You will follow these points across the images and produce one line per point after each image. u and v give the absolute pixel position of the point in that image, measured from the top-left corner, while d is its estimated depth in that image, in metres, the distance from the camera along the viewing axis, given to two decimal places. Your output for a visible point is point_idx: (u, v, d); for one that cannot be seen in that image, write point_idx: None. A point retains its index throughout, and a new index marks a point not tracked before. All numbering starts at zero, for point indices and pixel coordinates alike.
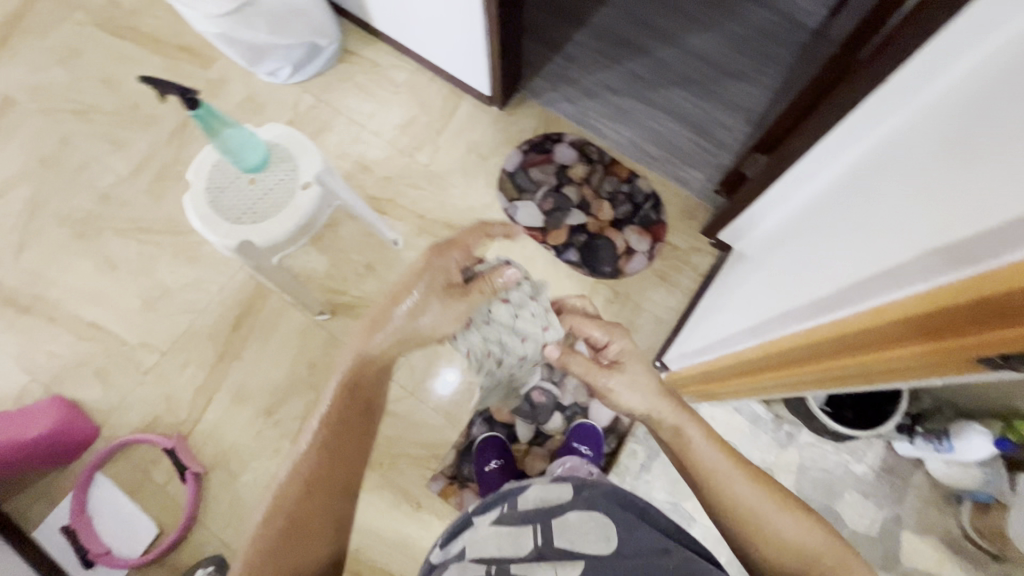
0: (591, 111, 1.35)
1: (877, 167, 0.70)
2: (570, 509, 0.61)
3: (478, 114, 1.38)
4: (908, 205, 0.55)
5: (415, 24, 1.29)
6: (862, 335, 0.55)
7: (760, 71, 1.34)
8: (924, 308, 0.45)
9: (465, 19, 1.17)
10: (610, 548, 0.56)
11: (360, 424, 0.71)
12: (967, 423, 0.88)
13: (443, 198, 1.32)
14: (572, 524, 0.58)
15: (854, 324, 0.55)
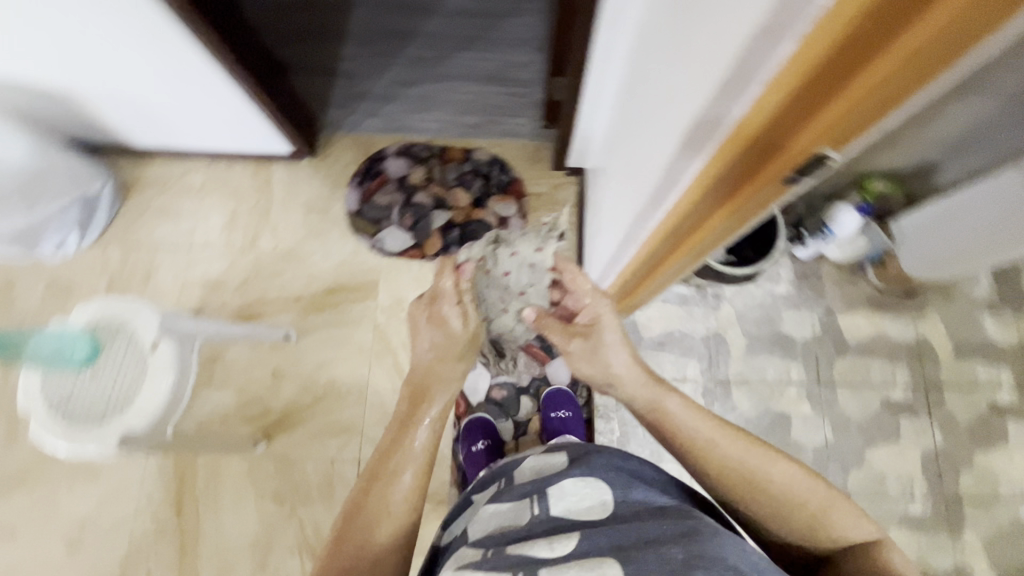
0: (398, 114, 1.33)
1: (642, 52, 0.71)
2: (565, 475, 0.60)
3: (294, 173, 1.30)
4: (670, 81, 0.55)
5: (174, 120, 1.17)
6: (697, 210, 0.55)
7: (520, 3, 1.38)
8: (721, 163, 0.46)
9: (213, 90, 1.06)
10: (606, 511, 0.55)
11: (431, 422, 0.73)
12: (836, 206, 1.08)
13: (309, 268, 1.24)
14: (568, 486, 0.58)
15: (683, 204, 0.57)
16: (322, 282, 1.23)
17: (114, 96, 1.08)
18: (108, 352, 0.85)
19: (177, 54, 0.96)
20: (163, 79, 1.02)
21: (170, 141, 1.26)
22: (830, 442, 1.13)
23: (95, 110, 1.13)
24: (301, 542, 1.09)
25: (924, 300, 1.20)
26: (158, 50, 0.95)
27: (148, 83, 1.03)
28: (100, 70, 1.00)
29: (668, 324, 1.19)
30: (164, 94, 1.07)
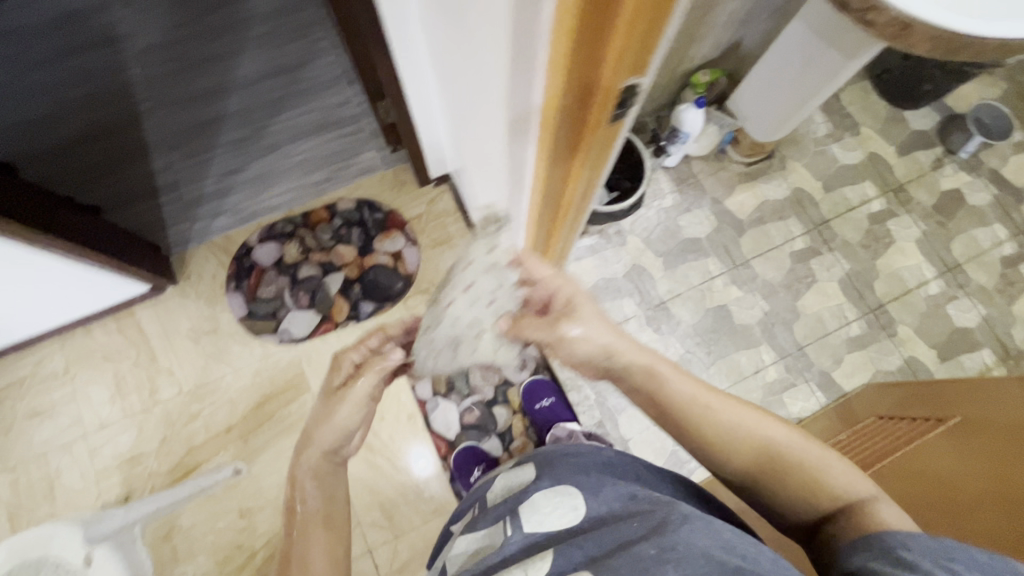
0: (243, 201, 1.24)
1: (439, 53, 0.71)
2: (535, 488, 0.62)
3: (163, 308, 1.18)
4: (469, 69, 0.55)
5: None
6: (550, 179, 0.56)
7: (316, 45, 1.32)
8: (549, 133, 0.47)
9: (20, 264, 0.92)
10: (579, 516, 0.56)
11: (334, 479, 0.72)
12: (678, 109, 1.15)
13: (226, 394, 1.14)
14: (537, 497, 0.60)
15: (539, 178, 0.58)
16: (246, 401, 1.13)
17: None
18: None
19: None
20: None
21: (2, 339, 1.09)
22: (768, 310, 1.22)
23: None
24: None
25: (782, 158, 1.31)
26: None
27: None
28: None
29: (590, 277, 1.22)
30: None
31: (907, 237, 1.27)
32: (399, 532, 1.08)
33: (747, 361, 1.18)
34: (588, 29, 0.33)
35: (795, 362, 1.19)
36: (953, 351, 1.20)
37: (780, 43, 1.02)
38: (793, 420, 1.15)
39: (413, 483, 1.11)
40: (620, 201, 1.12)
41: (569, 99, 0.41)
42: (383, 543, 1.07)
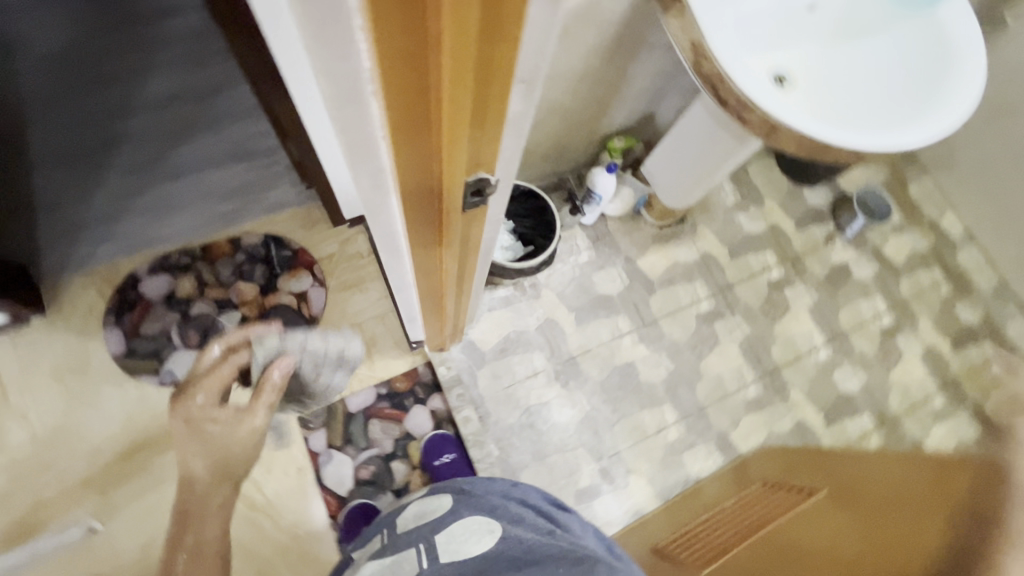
0: (134, 229, 1.15)
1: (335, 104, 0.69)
2: (453, 519, 0.67)
3: (24, 343, 1.06)
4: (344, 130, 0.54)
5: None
6: (421, 248, 0.56)
7: (231, 70, 1.26)
8: (409, 210, 0.47)
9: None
10: (494, 538, 0.62)
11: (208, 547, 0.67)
12: (592, 172, 1.21)
13: (89, 442, 1.02)
14: (455, 527, 0.65)
15: (412, 245, 0.57)
16: (111, 450, 1.02)
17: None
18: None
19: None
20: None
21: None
22: (672, 370, 1.25)
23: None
24: None
25: (692, 223, 1.38)
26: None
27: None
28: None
29: (502, 329, 1.21)
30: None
31: (801, 305, 1.36)
32: None
33: (651, 420, 1.21)
34: (414, 134, 0.34)
35: (696, 422, 1.22)
36: (837, 415, 1.28)
37: (678, 129, 1.11)
38: (691, 480, 1.18)
39: (297, 544, 1.03)
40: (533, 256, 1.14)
41: (415, 185, 0.41)
42: None
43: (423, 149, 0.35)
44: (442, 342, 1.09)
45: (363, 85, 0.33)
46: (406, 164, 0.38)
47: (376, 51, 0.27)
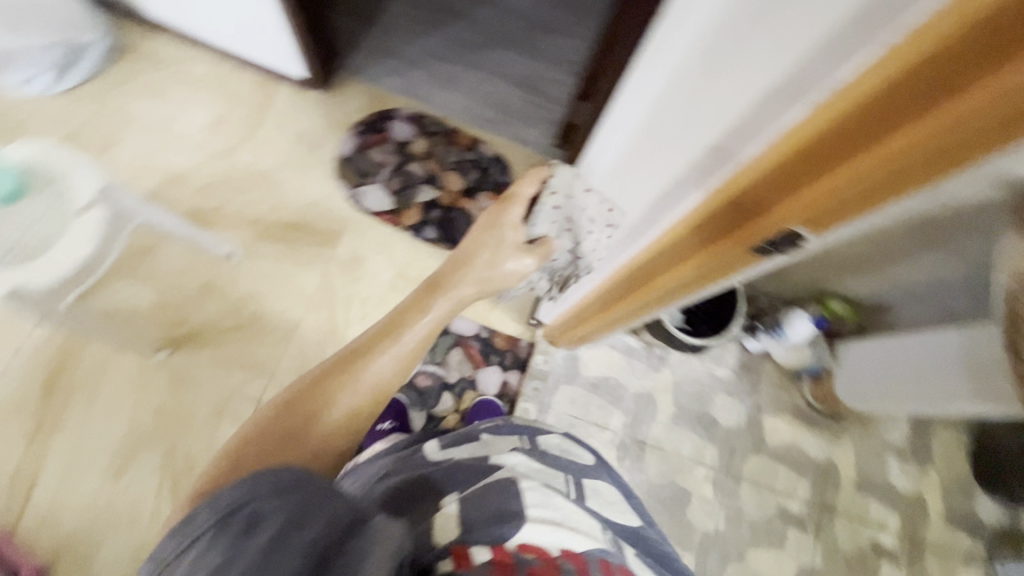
0: (420, 81, 1.32)
1: None
2: (604, 480, 0.63)
3: (297, 100, 1.26)
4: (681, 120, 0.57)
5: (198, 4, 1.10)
6: (667, 250, 0.58)
7: (570, 26, 1.42)
8: (702, 216, 0.50)
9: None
10: (644, 525, 0.59)
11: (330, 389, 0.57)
12: (794, 312, 1.12)
13: (278, 196, 1.19)
14: (598, 488, 0.60)
15: (657, 243, 0.60)
16: (285, 213, 1.18)
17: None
18: (39, 196, 0.77)
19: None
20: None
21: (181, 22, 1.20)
22: (720, 530, 1.14)
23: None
24: (165, 465, 1.01)
25: (843, 428, 1.24)
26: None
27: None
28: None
29: (607, 370, 1.19)
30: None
31: None
32: None
33: None
34: (806, 162, 0.36)
35: None
36: None
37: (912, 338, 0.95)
38: None
39: None
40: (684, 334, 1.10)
41: (745, 199, 0.43)
42: None
43: (797, 177, 0.37)
44: (557, 338, 1.11)
45: (800, 95, 0.35)
46: (760, 180, 0.40)
47: (872, 79, 0.29)
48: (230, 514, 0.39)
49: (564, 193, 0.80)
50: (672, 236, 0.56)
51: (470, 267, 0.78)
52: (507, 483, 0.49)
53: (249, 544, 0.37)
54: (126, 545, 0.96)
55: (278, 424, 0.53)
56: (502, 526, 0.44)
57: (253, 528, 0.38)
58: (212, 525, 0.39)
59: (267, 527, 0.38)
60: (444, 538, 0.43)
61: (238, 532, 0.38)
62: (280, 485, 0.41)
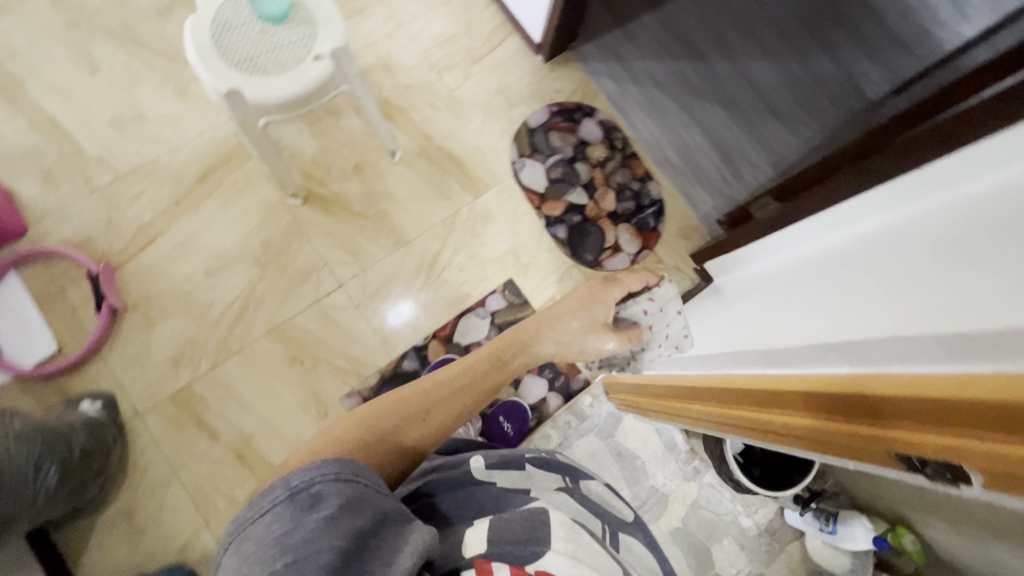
0: (630, 97, 1.32)
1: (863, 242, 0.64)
2: (633, 535, 0.74)
3: (521, 57, 1.30)
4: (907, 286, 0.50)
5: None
6: (813, 399, 0.52)
7: (796, 115, 1.31)
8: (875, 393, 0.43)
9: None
10: None
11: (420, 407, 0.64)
12: (858, 515, 1.02)
13: (457, 127, 1.24)
14: (629, 544, 0.72)
15: (805, 386, 0.54)
16: (453, 145, 1.23)
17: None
18: (287, 29, 0.84)
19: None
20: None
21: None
22: None
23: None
24: (245, 289, 1.11)
25: None
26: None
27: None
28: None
29: (640, 447, 1.15)
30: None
31: None
32: (359, 308, 1.13)
33: None
34: None
35: None
36: None
37: None
38: None
39: (405, 311, 1.14)
40: (738, 469, 1.03)
41: (940, 408, 0.36)
42: (348, 295, 1.13)
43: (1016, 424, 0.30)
44: (615, 392, 1.07)
45: None
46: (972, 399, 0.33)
47: None
48: (298, 492, 0.43)
49: (658, 304, 0.87)
50: (811, 393, 0.52)
51: (557, 328, 0.79)
52: (535, 513, 0.54)
53: (309, 519, 0.42)
54: (182, 331, 1.07)
55: (359, 434, 0.58)
56: (529, 548, 0.50)
57: (315, 505, 0.42)
58: (283, 499, 0.43)
59: (327, 506, 0.42)
60: (472, 552, 0.50)
61: (299, 506, 0.42)
62: (341, 473, 0.45)
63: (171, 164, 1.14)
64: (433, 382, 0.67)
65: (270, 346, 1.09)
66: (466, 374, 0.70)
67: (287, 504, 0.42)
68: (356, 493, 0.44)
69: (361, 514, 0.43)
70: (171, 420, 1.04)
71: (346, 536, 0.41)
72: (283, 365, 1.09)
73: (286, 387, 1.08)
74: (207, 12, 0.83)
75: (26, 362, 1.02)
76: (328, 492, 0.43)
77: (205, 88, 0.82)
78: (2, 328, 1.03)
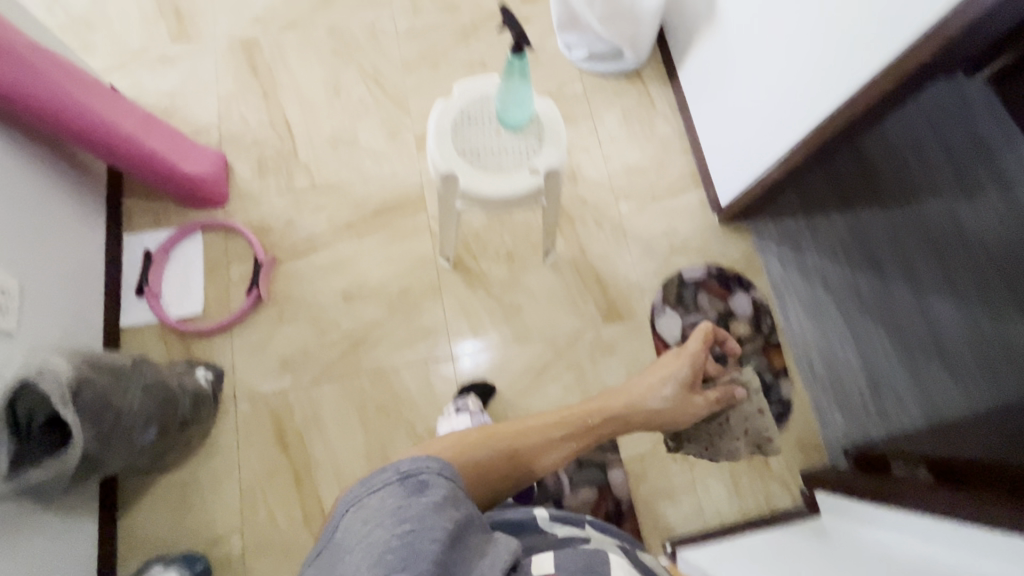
0: (793, 288, 1.27)
1: None
2: None
3: (699, 210, 1.30)
4: None
5: (730, 93, 1.15)
6: None
7: (998, 369, 0.91)
8: None
9: (785, 114, 1.00)
10: None
11: (509, 450, 0.76)
12: None
13: (614, 252, 1.25)
14: None
15: None
16: (605, 267, 1.24)
17: (740, 33, 1.07)
18: (517, 138, 0.91)
19: (827, 77, 0.88)
20: (787, 68, 0.97)
21: (698, 90, 1.27)
22: None
23: (716, 12, 1.14)
24: (370, 324, 1.16)
25: None
26: (825, 54, 0.87)
27: (776, 51, 0.98)
28: (771, 13, 0.97)
29: None
30: (762, 72, 1.03)
31: None
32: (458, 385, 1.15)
33: None
34: None
35: None
36: None
37: None
38: None
39: (496, 406, 1.14)
40: None
41: None
42: (454, 368, 1.15)
43: None
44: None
45: None
46: None
47: None
48: (407, 476, 0.54)
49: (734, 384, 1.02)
50: None
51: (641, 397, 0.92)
52: (595, 550, 0.50)
53: (418, 499, 0.51)
54: (301, 340, 1.14)
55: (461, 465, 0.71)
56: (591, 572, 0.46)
57: (424, 490, 0.52)
58: (396, 479, 0.53)
59: (431, 492, 0.52)
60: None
61: (410, 487, 0.52)
62: (442, 471, 0.55)
63: (358, 192, 1.25)
64: (522, 428, 0.79)
65: (368, 386, 1.13)
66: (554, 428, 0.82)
67: (401, 483, 0.53)
68: (453, 491, 0.53)
69: (456, 509, 0.51)
70: (257, 415, 1.10)
71: (448, 521, 0.49)
72: (371, 408, 1.11)
73: (364, 430, 1.10)
74: (460, 98, 0.92)
75: (174, 313, 1.13)
76: (433, 481, 0.53)
77: (430, 164, 0.91)
78: (170, 277, 1.15)
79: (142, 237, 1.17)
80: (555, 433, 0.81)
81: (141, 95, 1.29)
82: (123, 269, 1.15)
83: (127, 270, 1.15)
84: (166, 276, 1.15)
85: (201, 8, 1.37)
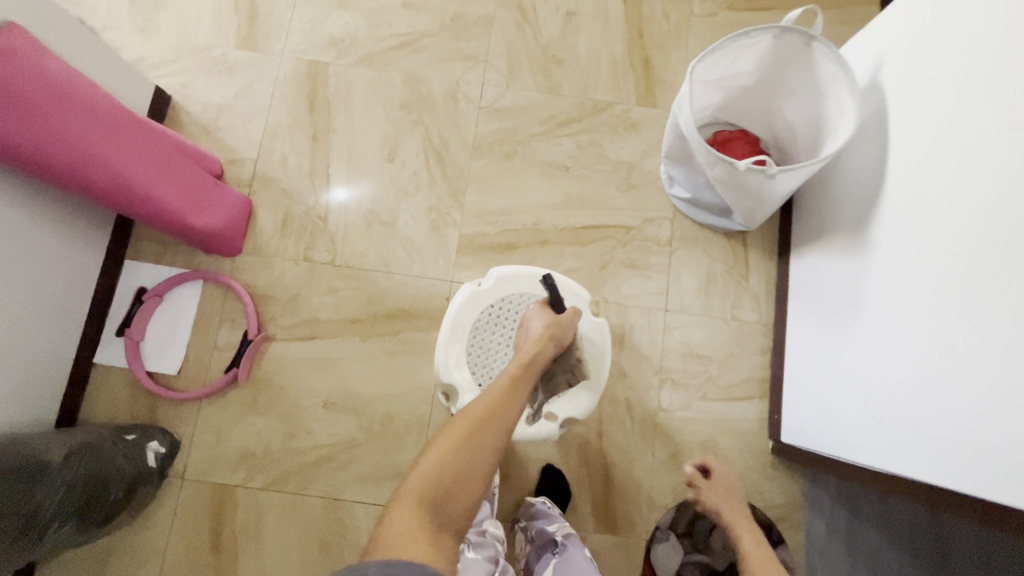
0: (830, 561, 1.04)
1: None
2: None
3: (753, 429, 1.08)
4: None
5: (848, 335, 0.89)
6: None
7: None
8: None
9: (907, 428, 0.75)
10: None
11: (486, 418, 0.62)
12: None
13: (634, 447, 1.06)
14: None
15: None
16: (618, 460, 1.06)
17: (896, 287, 0.79)
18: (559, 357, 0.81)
19: (966, 451, 0.65)
20: (926, 387, 0.72)
21: (811, 292, 1.00)
22: None
23: (868, 237, 0.86)
24: (342, 440, 1.04)
25: None
26: (976, 429, 0.64)
27: (919, 353, 0.73)
28: (945, 308, 0.70)
29: None
30: (893, 354, 0.79)
31: None
32: None
33: None
34: None
35: None
36: None
37: None
38: None
39: None
40: None
41: None
42: None
43: None
44: None
45: None
46: None
47: None
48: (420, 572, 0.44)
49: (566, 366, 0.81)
50: None
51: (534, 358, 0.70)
52: None
53: None
54: (267, 436, 1.04)
55: (440, 472, 0.57)
56: None
57: None
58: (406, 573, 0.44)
59: None
60: None
61: None
62: None
63: (377, 285, 1.10)
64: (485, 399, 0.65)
65: (317, 510, 1.02)
66: (511, 383, 0.67)
67: None
68: None
69: None
70: (198, 504, 1.02)
71: None
72: (313, 533, 1.02)
73: (298, 557, 1.01)
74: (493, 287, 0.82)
75: (149, 366, 1.05)
76: None
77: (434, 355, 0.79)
78: (157, 324, 1.07)
79: (141, 270, 1.08)
80: (511, 381, 0.68)
81: (188, 100, 1.16)
82: (113, 303, 1.06)
83: (118, 304, 1.07)
84: (152, 321, 1.07)
85: (279, 11, 1.20)
